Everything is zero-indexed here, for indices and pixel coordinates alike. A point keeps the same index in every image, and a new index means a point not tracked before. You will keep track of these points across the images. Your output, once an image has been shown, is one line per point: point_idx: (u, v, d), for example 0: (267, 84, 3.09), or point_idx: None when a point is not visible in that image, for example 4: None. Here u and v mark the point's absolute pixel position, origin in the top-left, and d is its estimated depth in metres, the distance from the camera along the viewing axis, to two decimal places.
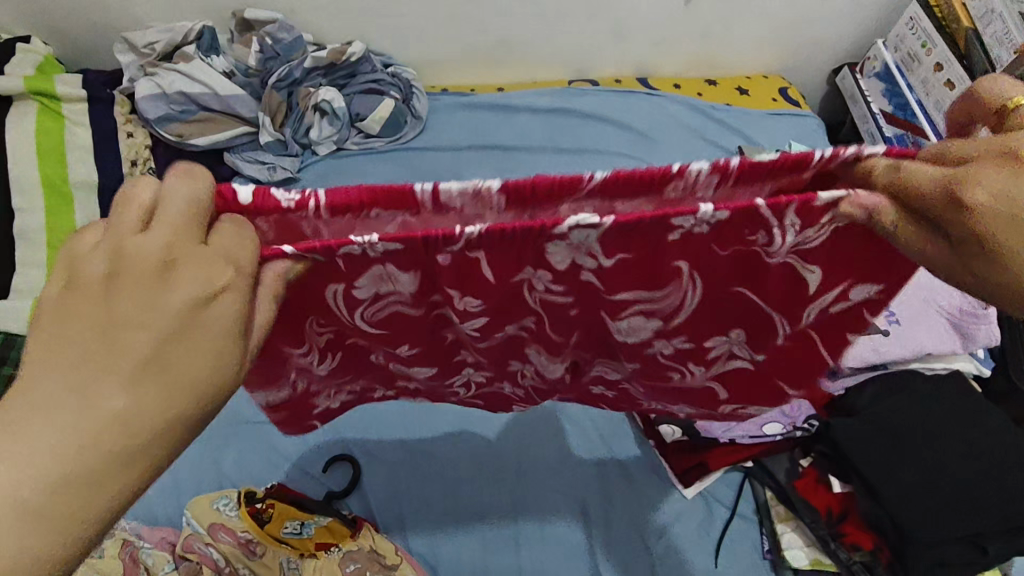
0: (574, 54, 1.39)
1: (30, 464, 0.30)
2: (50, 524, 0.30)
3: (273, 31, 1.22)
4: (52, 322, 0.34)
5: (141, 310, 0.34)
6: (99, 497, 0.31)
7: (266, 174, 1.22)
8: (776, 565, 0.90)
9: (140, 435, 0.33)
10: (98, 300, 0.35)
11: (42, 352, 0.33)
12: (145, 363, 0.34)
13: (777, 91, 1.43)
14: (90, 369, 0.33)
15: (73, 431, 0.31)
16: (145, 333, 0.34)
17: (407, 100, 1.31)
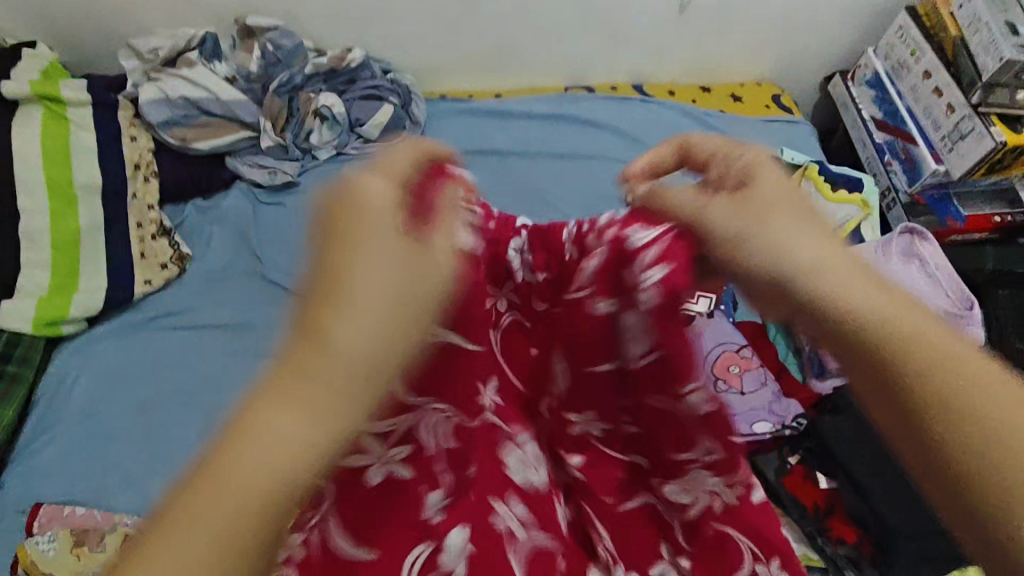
0: (571, 61, 1.41)
1: (263, 458, 0.34)
2: (242, 517, 0.33)
3: (275, 37, 1.25)
4: (315, 336, 0.38)
5: (363, 306, 0.39)
6: (292, 481, 0.34)
7: (267, 178, 1.25)
8: None
9: (294, 429, 0.35)
10: (354, 304, 0.39)
11: (297, 368, 0.37)
12: (335, 358, 0.37)
13: (770, 98, 1.46)
14: (300, 360, 0.37)
15: (310, 433, 0.35)
16: (357, 341, 0.38)
17: (407, 106, 1.33)
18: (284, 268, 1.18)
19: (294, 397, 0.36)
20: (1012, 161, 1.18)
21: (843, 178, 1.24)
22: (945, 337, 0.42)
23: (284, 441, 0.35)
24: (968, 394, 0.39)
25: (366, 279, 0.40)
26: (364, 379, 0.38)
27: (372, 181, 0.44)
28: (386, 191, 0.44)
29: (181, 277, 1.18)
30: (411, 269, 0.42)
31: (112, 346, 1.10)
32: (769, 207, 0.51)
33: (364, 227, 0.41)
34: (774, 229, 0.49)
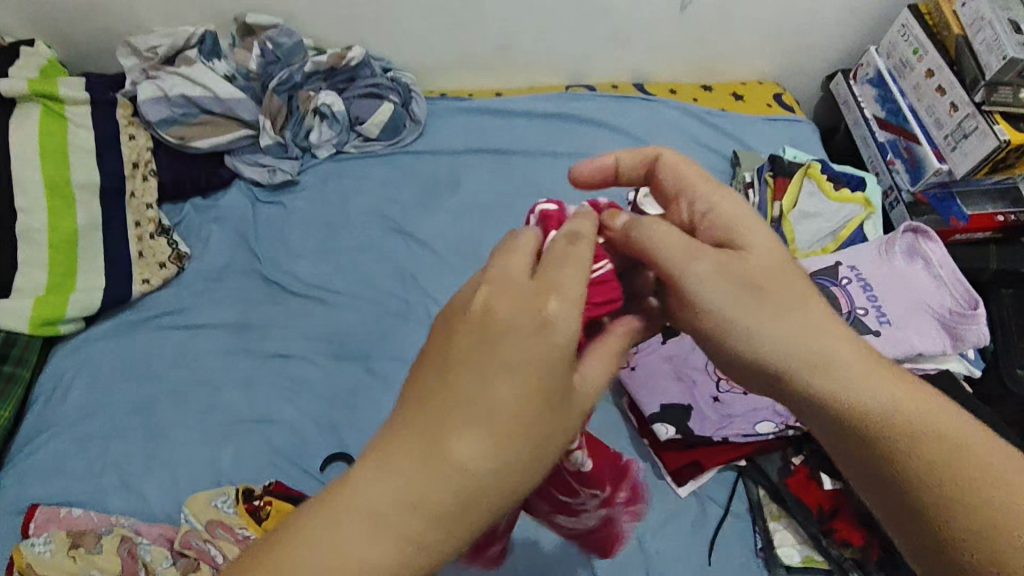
0: (571, 60, 1.40)
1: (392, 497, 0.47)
2: (359, 528, 0.46)
3: (273, 35, 1.24)
4: (462, 419, 0.49)
5: (498, 415, 0.49)
6: (400, 526, 0.47)
7: (267, 176, 1.24)
8: (768, 562, 0.91)
9: (447, 488, 0.47)
10: (494, 414, 0.49)
11: (450, 429, 0.49)
12: (460, 454, 0.48)
13: (771, 96, 1.45)
14: (444, 433, 0.49)
15: (424, 497, 0.47)
16: (482, 445, 0.48)
17: (407, 105, 1.33)
18: (283, 268, 1.18)
19: (423, 482, 0.47)
20: (1014, 159, 1.17)
21: (846, 177, 1.24)
22: (922, 413, 0.51)
23: (433, 522, 0.47)
24: (936, 478, 0.48)
25: (517, 412, 0.49)
26: (480, 491, 0.48)
27: (557, 305, 0.53)
28: (565, 322, 0.52)
29: (179, 276, 1.17)
30: (549, 416, 0.51)
31: (109, 346, 1.09)
32: (760, 316, 0.55)
33: (533, 364, 0.50)
34: (768, 331, 0.55)
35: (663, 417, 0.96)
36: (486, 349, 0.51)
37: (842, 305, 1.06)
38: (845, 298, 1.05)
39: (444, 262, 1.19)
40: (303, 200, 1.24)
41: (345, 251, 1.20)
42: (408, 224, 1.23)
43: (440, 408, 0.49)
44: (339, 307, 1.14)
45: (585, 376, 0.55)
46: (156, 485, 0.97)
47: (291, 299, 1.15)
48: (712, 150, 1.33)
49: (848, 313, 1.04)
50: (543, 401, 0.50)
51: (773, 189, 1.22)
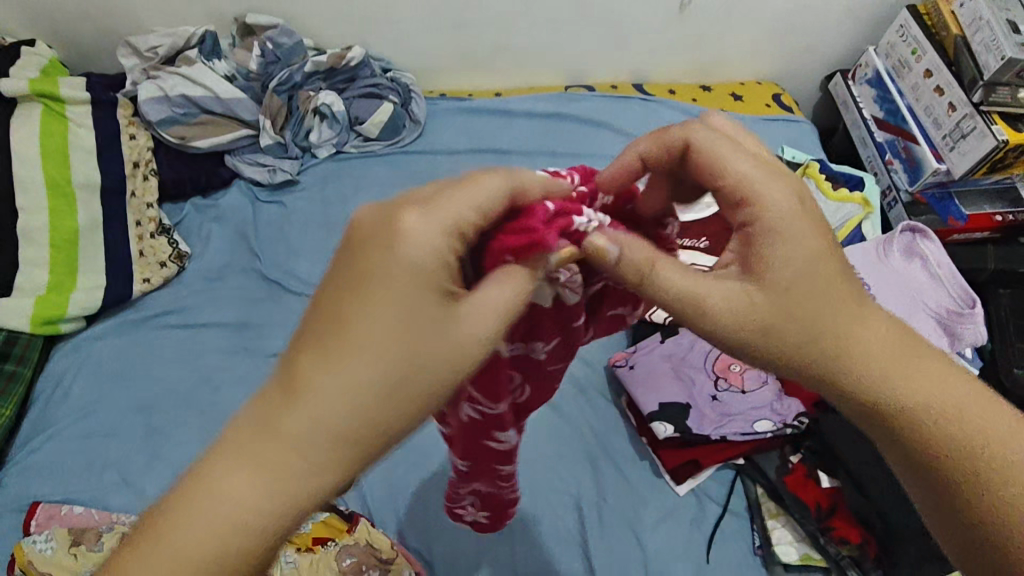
0: (571, 60, 1.41)
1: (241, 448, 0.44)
2: (203, 484, 0.44)
3: (273, 35, 1.24)
4: (318, 356, 0.45)
5: (352, 344, 0.44)
6: (246, 477, 0.43)
7: (267, 176, 1.25)
8: (766, 561, 0.92)
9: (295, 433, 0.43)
10: (350, 347, 0.44)
11: (309, 364, 0.44)
12: (309, 389, 0.44)
13: (770, 97, 1.46)
14: (298, 370, 0.45)
15: (274, 447, 0.44)
16: (335, 379, 0.44)
17: (406, 105, 1.33)
18: (283, 267, 1.18)
19: (273, 421, 0.44)
20: (1012, 159, 1.18)
21: (844, 177, 1.24)
22: (959, 400, 0.53)
23: (284, 462, 0.43)
24: (982, 451, 0.52)
25: (366, 338, 0.44)
26: (336, 432, 0.44)
27: (417, 218, 0.46)
28: (423, 235, 0.46)
29: (179, 276, 1.17)
30: (413, 339, 0.45)
31: (109, 345, 1.10)
32: (797, 301, 0.52)
33: (385, 287, 0.45)
34: (799, 318, 0.52)
35: (661, 416, 0.96)
36: (357, 282, 0.45)
37: None
38: None
39: None
40: (304, 200, 1.25)
41: None
42: None
43: (328, 336, 0.45)
44: None
45: (483, 306, 0.48)
46: (155, 483, 0.97)
47: (291, 298, 1.15)
48: None
49: None
50: (399, 322, 0.45)
51: None
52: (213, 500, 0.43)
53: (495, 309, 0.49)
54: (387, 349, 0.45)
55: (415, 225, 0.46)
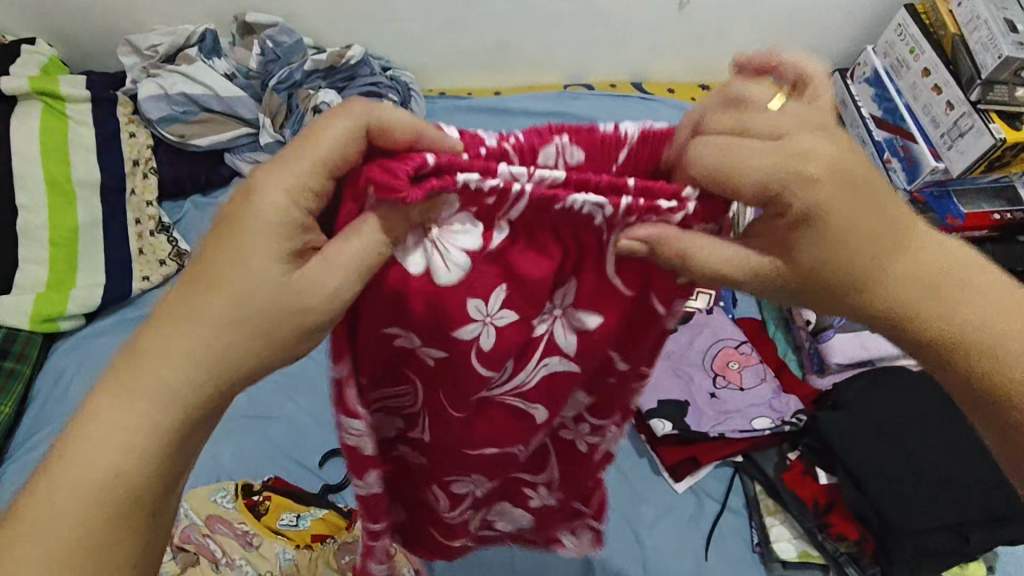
0: (570, 60, 1.41)
1: (108, 393, 0.40)
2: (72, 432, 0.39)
3: (273, 34, 1.25)
4: (184, 294, 0.40)
5: (218, 282, 0.40)
6: (113, 415, 0.39)
7: None
8: (764, 558, 0.92)
9: (171, 373, 0.39)
10: (214, 289, 0.40)
11: (177, 308, 0.40)
12: (174, 316, 0.40)
13: None
14: (163, 314, 0.40)
15: (136, 390, 0.39)
16: (200, 313, 0.40)
17: (406, 103, 1.33)
18: None
19: (135, 357, 0.40)
20: (1010, 158, 1.18)
21: None
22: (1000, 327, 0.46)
23: (149, 398, 0.39)
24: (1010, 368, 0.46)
25: (213, 290, 0.40)
26: (203, 367, 0.40)
27: (265, 170, 0.41)
28: (269, 189, 0.39)
29: (178, 274, 1.18)
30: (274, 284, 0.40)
31: (108, 342, 1.10)
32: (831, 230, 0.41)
33: (239, 252, 0.40)
34: (845, 231, 0.41)
35: (658, 413, 0.97)
36: (220, 233, 0.40)
37: None
38: None
39: None
40: None
41: None
42: None
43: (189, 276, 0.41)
44: None
45: (331, 260, 0.40)
46: None
47: None
48: None
49: None
50: (248, 277, 0.40)
51: None
52: (75, 452, 0.39)
53: (351, 261, 0.40)
54: (244, 289, 0.40)
55: (260, 179, 0.40)
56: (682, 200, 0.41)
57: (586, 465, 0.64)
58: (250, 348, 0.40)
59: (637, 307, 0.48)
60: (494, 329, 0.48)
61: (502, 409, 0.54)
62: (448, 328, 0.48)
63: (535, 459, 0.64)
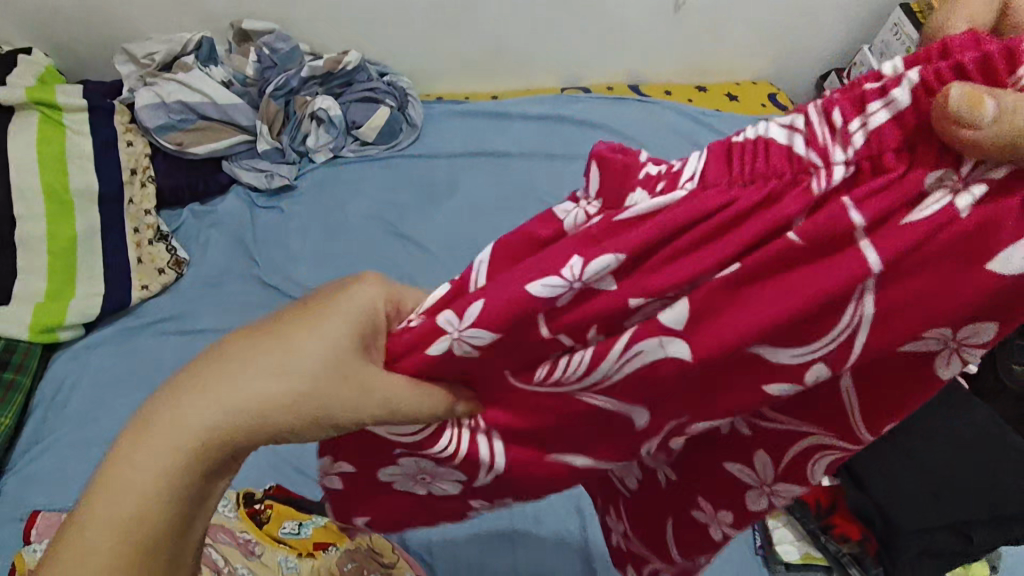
0: (567, 62, 1.41)
1: (191, 413, 0.39)
2: (150, 446, 0.38)
3: (270, 41, 1.25)
4: (266, 341, 0.42)
5: (311, 336, 0.42)
6: (183, 438, 0.38)
7: (264, 181, 1.25)
8: (768, 560, 0.92)
9: (252, 404, 0.40)
10: (304, 335, 0.42)
11: (262, 351, 0.42)
12: (263, 355, 0.41)
13: (766, 96, 1.46)
14: (255, 351, 0.42)
15: (220, 409, 0.39)
16: (292, 354, 0.41)
17: (403, 108, 1.34)
18: (281, 272, 1.19)
19: (224, 380, 0.40)
20: None
21: None
22: None
23: (230, 412, 0.39)
24: None
25: (274, 342, 0.42)
26: (284, 404, 0.40)
27: (365, 286, 0.47)
28: (364, 293, 0.47)
29: (177, 282, 1.17)
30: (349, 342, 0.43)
31: (109, 352, 1.10)
32: None
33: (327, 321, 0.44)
34: None
35: None
36: (315, 310, 0.45)
37: None
38: None
39: (444, 267, 1.20)
40: (300, 205, 1.26)
41: (343, 255, 1.21)
42: (407, 228, 1.24)
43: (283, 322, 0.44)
44: None
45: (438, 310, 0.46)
46: None
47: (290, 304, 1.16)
48: None
49: None
50: (323, 344, 0.42)
51: None
52: (130, 466, 0.37)
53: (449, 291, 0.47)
54: (331, 338, 0.43)
55: (359, 285, 0.47)
56: (896, 84, 0.35)
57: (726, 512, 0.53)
58: (315, 409, 0.41)
59: (820, 261, 0.37)
60: (578, 291, 0.42)
61: (642, 385, 0.45)
62: (551, 261, 0.42)
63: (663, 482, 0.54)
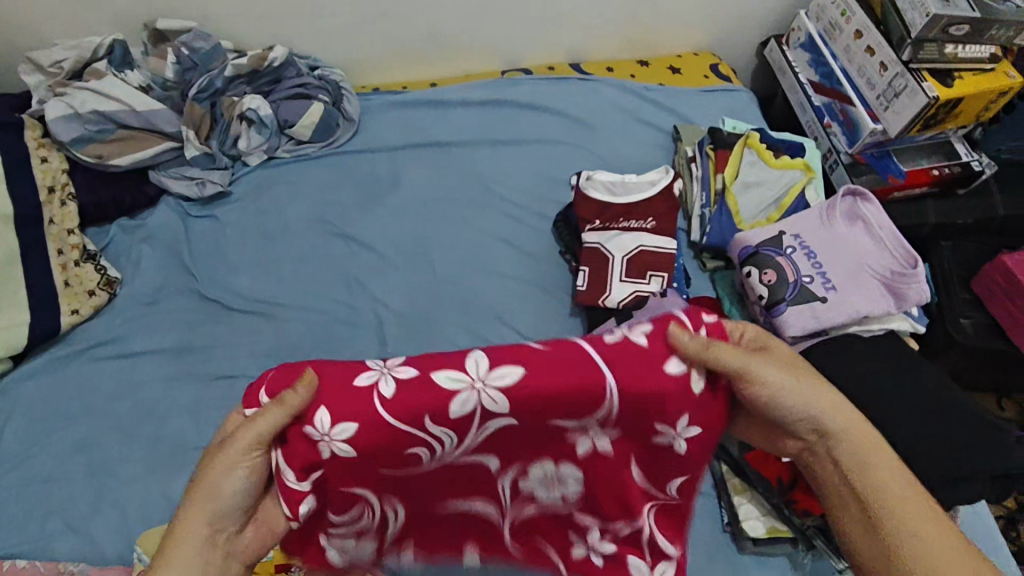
0: (505, 46, 1.38)
1: (183, 548, 0.59)
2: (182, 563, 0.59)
3: (189, 40, 1.18)
4: (205, 479, 0.60)
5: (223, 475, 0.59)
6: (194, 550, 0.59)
7: (195, 190, 1.19)
8: (735, 536, 0.94)
9: (211, 519, 0.60)
10: (219, 475, 0.59)
11: (204, 485, 0.60)
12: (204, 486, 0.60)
13: (708, 67, 1.45)
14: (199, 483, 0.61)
15: (198, 536, 0.60)
16: (220, 489, 0.59)
17: (338, 102, 1.28)
18: (221, 283, 1.14)
19: (194, 518, 0.60)
20: (944, 115, 1.20)
21: (785, 147, 1.24)
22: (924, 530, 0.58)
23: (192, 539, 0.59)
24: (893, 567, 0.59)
25: (213, 481, 0.59)
26: (222, 509, 0.60)
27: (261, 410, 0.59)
28: (250, 429, 0.58)
29: (110, 303, 1.11)
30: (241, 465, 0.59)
31: (41, 384, 1.03)
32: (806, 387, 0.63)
33: (216, 484, 0.59)
34: (796, 394, 0.62)
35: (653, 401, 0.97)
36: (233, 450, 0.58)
37: (788, 274, 1.04)
38: (790, 268, 1.04)
39: (392, 266, 1.17)
40: (237, 211, 1.20)
41: (285, 261, 1.16)
42: (351, 228, 1.20)
43: (211, 490, 0.60)
44: (285, 321, 1.11)
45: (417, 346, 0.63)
46: (102, 521, 0.94)
47: (234, 316, 1.11)
48: (653, 126, 1.35)
49: (794, 281, 1.03)
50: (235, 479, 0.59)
51: (715, 161, 1.22)
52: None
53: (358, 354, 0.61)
54: (235, 470, 0.59)
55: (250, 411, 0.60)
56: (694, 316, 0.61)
57: (667, 387, 0.58)
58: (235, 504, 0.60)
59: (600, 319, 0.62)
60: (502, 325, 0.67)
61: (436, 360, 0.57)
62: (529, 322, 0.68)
63: (572, 369, 0.56)
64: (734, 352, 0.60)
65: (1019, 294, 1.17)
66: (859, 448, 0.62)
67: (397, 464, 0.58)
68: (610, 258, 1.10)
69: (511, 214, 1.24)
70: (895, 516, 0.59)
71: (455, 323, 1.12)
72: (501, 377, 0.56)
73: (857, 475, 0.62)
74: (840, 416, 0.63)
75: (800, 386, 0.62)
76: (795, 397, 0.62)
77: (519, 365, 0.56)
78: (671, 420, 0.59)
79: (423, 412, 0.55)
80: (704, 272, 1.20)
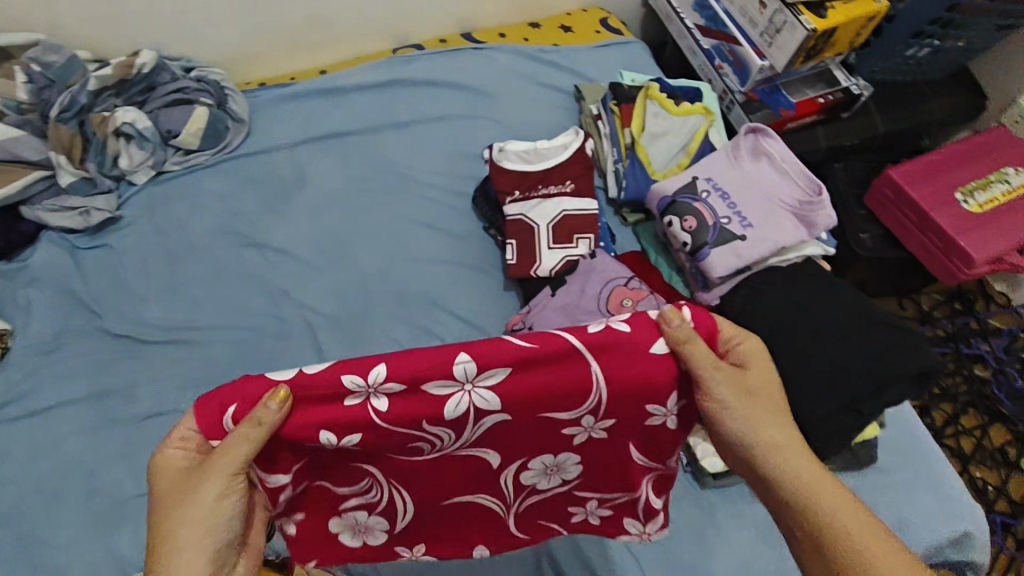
0: (392, 23, 1.32)
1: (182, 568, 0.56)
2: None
3: (39, 54, 1.05)
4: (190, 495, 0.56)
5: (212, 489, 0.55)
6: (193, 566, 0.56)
7: (81, 221, 1.09)
8: (698, 475, 0.98)
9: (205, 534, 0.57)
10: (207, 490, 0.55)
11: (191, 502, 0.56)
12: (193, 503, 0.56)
13: (598, 22, 1.45)
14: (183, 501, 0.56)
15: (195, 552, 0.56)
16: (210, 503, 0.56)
17: (223, 104, 1.19)
18: (130, 316, 1.05)
19: (185, 537, 0.56)
20: (822, 44, 1.26)
21: (682, 92, 1.28)
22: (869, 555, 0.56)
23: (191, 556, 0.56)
24: None
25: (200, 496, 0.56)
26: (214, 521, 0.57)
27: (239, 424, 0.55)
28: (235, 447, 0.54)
29: (5, 358, 1.01)
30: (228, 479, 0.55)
31: None
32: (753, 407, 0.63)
33: (200, 508, 0.56)
34: (743, 411, 0.62)
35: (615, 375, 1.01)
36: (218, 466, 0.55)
37: (707, 219, 1.08)
38: (708, 212, 1.08)
39: (313, 269, 1.12)
40: (132, 235, 1.11)
41: (197, 282, 1.09)
42: (261, 235, 1.13)
43: (197, 506, 0.56)
44: (210, 345, 1.04)
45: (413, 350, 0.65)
46: None
47: (151, 349, 1.03)
48: (555, 88, 1.34)
49: (713, 224, 1.07)
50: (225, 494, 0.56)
51: (620, 116, 1.23)
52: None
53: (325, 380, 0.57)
54: (223, 485, 0.55)
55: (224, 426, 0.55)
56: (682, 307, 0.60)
57: (653, 373, 0.59)
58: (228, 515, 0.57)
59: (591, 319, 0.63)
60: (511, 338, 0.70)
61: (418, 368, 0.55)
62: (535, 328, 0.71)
63: (560, 363, 0.57)
64: (706, 362, 0.59)
65: (907, 203, 1.27)
66: (807, 475, 0.61)
67: (403, 455, 0.61)
68: (535, 227, 1.10)
69: (428, 198, 1.21)
70: (844, 547, 0.57)
71: (391, 317, 1.09)
72: (488, 381, 0.56)
73: (803, 504, 0.60)
74: (788, 450, 0.62)
75: (750, 416, 0.62)
76: (739, 417, 0.62)
77: (504, 366, 0.56)
78: (663, 400, 0.61)
79: (420, 418, 0.57)
80: (626, 226, 1.23)
